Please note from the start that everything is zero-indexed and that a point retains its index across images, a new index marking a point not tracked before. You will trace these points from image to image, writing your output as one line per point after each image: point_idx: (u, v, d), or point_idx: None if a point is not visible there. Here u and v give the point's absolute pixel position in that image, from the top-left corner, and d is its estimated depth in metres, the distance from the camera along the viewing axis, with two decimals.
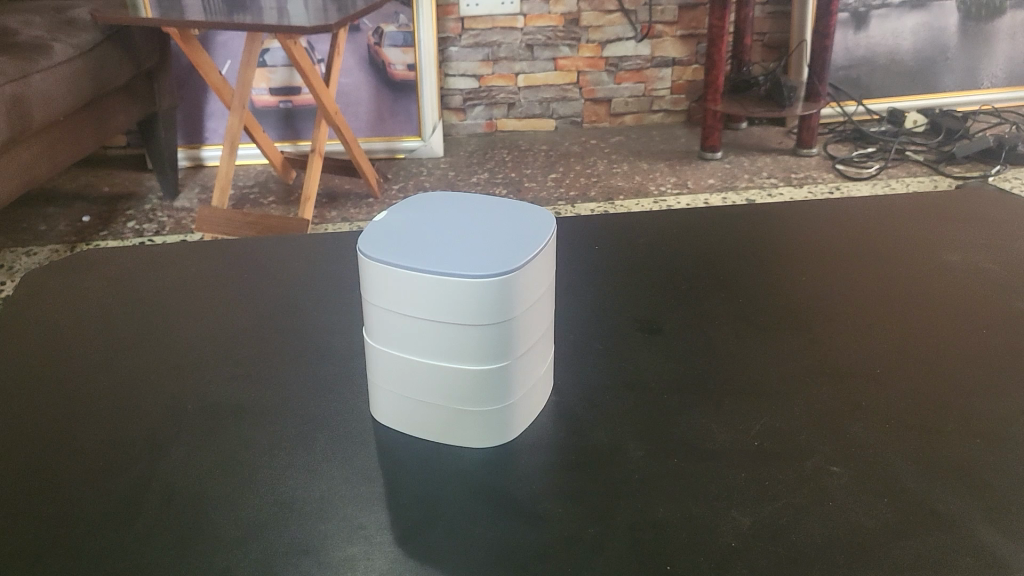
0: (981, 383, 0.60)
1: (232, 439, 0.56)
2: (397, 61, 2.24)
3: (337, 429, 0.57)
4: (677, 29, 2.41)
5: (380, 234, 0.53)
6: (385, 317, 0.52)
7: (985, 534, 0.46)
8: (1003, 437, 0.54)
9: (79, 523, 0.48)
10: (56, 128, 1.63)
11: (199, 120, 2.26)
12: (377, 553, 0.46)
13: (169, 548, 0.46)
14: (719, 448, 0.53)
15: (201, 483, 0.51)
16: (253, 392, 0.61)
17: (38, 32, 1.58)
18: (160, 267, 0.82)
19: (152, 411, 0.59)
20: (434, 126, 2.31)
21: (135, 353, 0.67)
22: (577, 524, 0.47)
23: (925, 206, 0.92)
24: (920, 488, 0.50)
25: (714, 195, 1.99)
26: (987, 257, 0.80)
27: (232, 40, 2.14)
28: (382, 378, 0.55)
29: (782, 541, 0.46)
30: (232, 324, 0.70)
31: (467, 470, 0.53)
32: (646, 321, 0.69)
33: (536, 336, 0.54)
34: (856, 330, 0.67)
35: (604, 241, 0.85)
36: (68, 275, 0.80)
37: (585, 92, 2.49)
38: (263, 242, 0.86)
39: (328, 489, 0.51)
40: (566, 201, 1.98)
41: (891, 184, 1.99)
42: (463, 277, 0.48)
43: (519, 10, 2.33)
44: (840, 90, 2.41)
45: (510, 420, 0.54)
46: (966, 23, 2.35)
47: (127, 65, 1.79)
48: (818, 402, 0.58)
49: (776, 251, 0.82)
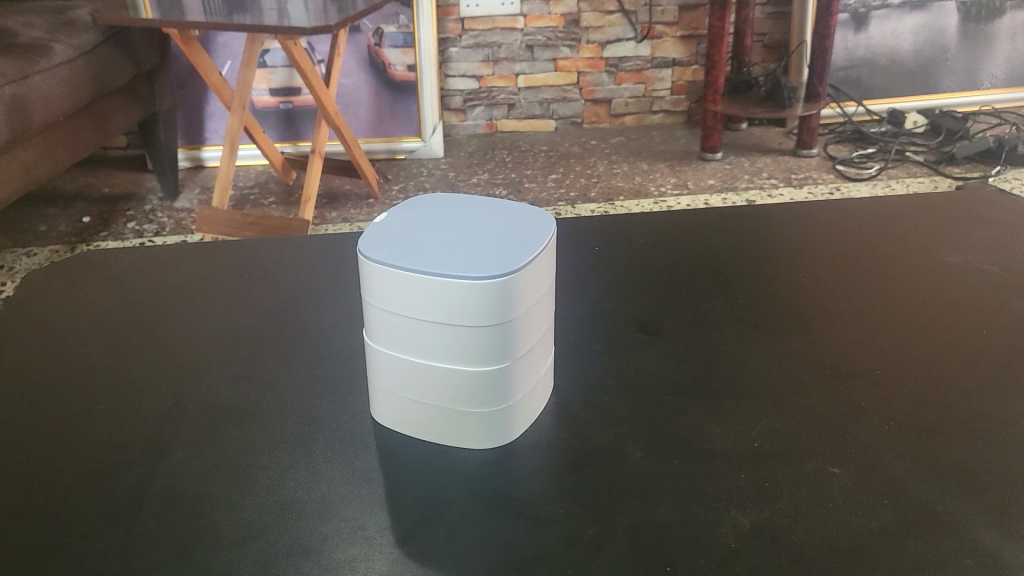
0: (980, 384, 0.60)
1: (233, 440, 0.56)
2: (397, 61, 2.24)
3: (338, 430, 0.56)
4: (677, 29, 2.41)
5: (380, 235, 0.53)
6: (385, 318, 0.52)
7: (986, 534, 0.46)
8: (1003, 437, 0.54)
9: (80, 524, 0.48)
10: (56, 129, 1.63)
11: (199, 120, 2.26)
12: (377, 554, 0.46)
13: (170, 549, 0.46)
14: (720, 449, 0.53)
15: (202, 484, 0.51)
16: (254, 392, 0.61)
17: (38, 32, 1.58)
18: (160, 268, 0.82)
19: (153, 412, 0.59)
20: (434, 126, 2.31)
21: (136, 354, 0.66)
22: (577, 525, 0.47)
23: (926, 207, 0.93)
24: (919, 489, 0.50)
25: (715, 196, 2.00)
26: (986, 257, 0.81)
27: (232, 41, 2.14)
28: (382, 379, 0.55)
29: (782, 542, 0.46)
30: (233, 325, 0.70)
31: (467, 471, 0.52)
32: (646, 322, 0.69)
33: (536, 337, 0.54)
34: (857, 331, 0.67)
35: (605, 242, 0.85)
36: (70, 275, 0.80)
37: (586, 92, 2.49)
38: (264, 243, 0.86)
39: (329, 490, 0.51)
40: (566, 202, 1.99)
41: (891, 184, 1.99)
42: (463, 278, 0.48)
43: (519, 11, 2.33)
44: (840, 90, 2.41)
45: (510, 421, 0.54)
46: (966, 24, 2.35)
47: (127, 65, 1.79)
48: (818, 403, 0.58)
49: (776, 252, 0.82)
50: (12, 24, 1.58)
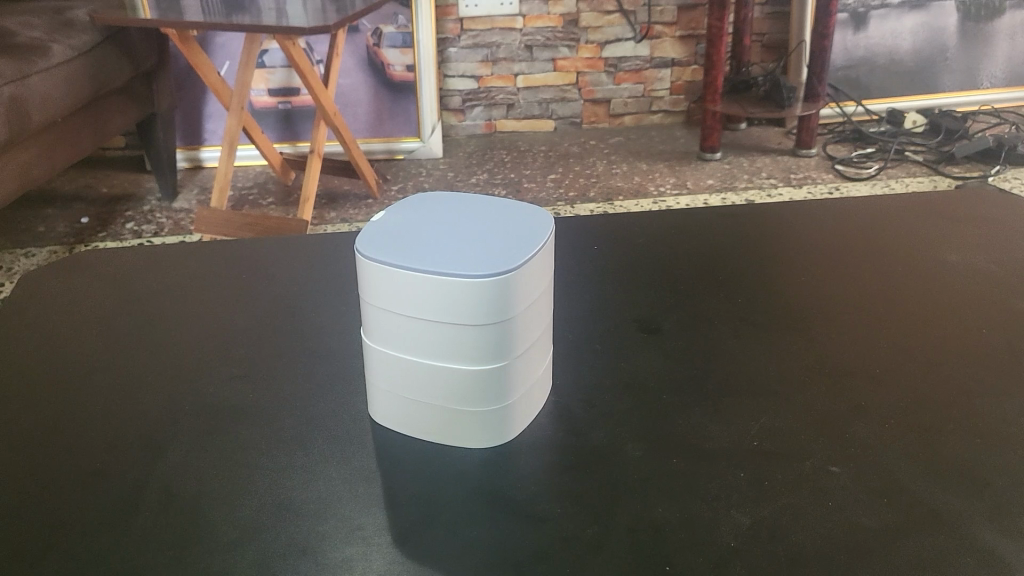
0: (981, 384, 0.60)
1: (229, 440, 0.55)
2: (396, 62, 2.24)
3: (335, 429, 0.56)
4: (676, 29, 2.41)
5: (378, 234, 0.53)
6: (384, 318, 0.52)
7: (986, 533, 0.46)
8: (1002, 436, 0.54)
9: (75, 525, 0.48)
10: (54, 129, 1.63)
11: (199, 120, 2.26)
12: (375, 554, 0.46)
13: (167, 549, 0.46)
14: (719, 448, 0.53)
15: (198, 485, 0.51)
16: (251, 391, 0.60)
17: (36, 33, 1.57)
18: (158, 268, 0.81)
19: (149, 413, 0.58)
20: (434, 125, 2.30)
21: (132, 354, 0.66)
22: (575, 524, 0.47)
23: (928, 207, 0.92)
24: (919, 488, 0.49)
25: (714, 196, 1.99)
26: (987, 257, 0.80)
27: (231, 41, 2.14)
28: (380, 379, 0.55)
29: (781, 542, 0.46)
30: (230, 325, 0.70)
31: (467, 471, 0.52)
32: (645, 321, 0.69)
33: (535, 335, 0.54)
34: (856, 330, 0.67)
35: (604, 241, 0.84)
36: (66, 275, 0.80)
37: (585, 92, 2.49)
38: (262, 242, 0.86)
39: (327, 489, 0.50)
40: (566, 202, 1.98)
41: (891, 184, 1.99)
42: (462, 276, 0.48)
43: (518, 11, 2.33)
44: (839, 90, 2.41)
45: (510, 420, 0.54)
46: (966, 23, 2.35)
47: (126, 66, 1.78)
48: (816, 402, 0.58)
49: (775, 252, 0.82)
50: (10, 24, 1.57)
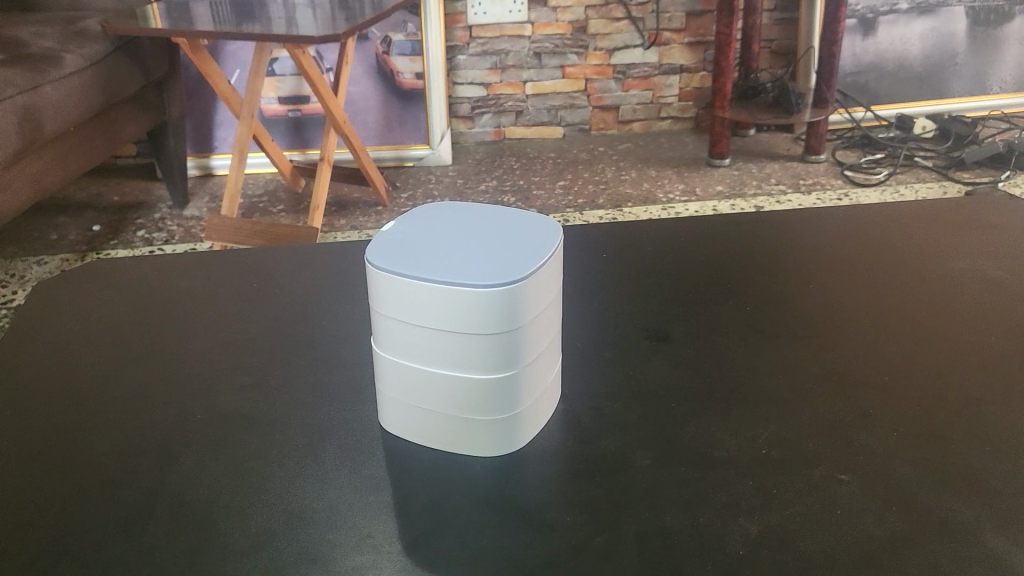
0: (989, 391, 0.60)
1: (240, 448, 0.56)
2: (405, 70, 2.26)
3: (346, 438, 0.57)
4: (684, 36, 2.42)
5: (387, 243, 0.53)
6: (394, 328, 0.52)
7: (994, 541, 0.46)
8: (1011, 444, 0.54)
9: (88, 535, 0.48)
10: (66, 139, 1.64)
11: (210, 128, 2.28)
12: (386, 562, 0.46)
13: (179, 556, 0.46)
14: (727, 456, 0.53)
15: (211, 493, 0.51)
16: (261, 401, 0.61)
17: (49, 43, 1.59)
18: (171, 276, 0.82)
19: (161, 420, 0.59)
20: (442, 133, 2.31)
21: (143, 363, 0.67)
22: (586, 533, 0.47)
23: (937, 214, 0.92)
24: (927, 497, 0.49)
25: (723, 203, 1.99)
26: (998, 264, 0.80)
27: (241, 50, 2.16)
28: (389, 387, 0.55)
29: (790, 549, 0.46)
30: (243, 333, 0.71)
31: (476, 480, 0.52)
32: (653, 330, 0.69)
33: (545, 343, 0.55)
34: (866, 339, 0.67)
35: (613, 250, 0.84)
36: (78, 284, 0.81)
37: (593, 99, 2.49)
38: (271, 251, 0.87)
39: (338, 498, 0.51)
40: (575, 209, 1.99)
41: (900, 191, 1.98)
42: (472, 285, 0.48)
43: (526, 19, 2.34)
44: (848, 96, 2.40)
45: (518, 428, 0.54)
46: (975, 29, 2.34)
47: (136, 74, 1.80)
48: (823, 410, 0.58)
49: (785, 259, 0.82)
50: (24, 35, 1.59)
